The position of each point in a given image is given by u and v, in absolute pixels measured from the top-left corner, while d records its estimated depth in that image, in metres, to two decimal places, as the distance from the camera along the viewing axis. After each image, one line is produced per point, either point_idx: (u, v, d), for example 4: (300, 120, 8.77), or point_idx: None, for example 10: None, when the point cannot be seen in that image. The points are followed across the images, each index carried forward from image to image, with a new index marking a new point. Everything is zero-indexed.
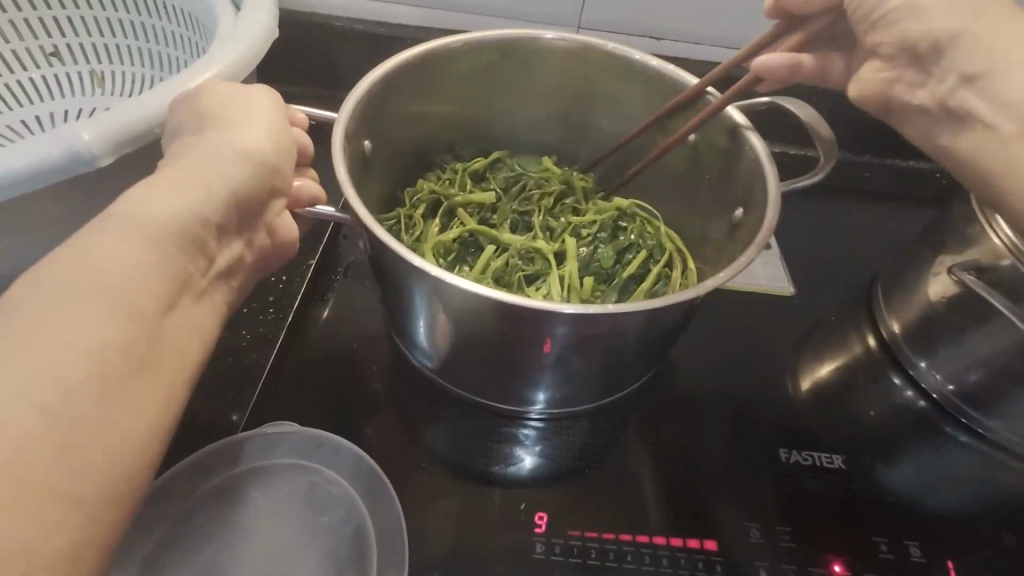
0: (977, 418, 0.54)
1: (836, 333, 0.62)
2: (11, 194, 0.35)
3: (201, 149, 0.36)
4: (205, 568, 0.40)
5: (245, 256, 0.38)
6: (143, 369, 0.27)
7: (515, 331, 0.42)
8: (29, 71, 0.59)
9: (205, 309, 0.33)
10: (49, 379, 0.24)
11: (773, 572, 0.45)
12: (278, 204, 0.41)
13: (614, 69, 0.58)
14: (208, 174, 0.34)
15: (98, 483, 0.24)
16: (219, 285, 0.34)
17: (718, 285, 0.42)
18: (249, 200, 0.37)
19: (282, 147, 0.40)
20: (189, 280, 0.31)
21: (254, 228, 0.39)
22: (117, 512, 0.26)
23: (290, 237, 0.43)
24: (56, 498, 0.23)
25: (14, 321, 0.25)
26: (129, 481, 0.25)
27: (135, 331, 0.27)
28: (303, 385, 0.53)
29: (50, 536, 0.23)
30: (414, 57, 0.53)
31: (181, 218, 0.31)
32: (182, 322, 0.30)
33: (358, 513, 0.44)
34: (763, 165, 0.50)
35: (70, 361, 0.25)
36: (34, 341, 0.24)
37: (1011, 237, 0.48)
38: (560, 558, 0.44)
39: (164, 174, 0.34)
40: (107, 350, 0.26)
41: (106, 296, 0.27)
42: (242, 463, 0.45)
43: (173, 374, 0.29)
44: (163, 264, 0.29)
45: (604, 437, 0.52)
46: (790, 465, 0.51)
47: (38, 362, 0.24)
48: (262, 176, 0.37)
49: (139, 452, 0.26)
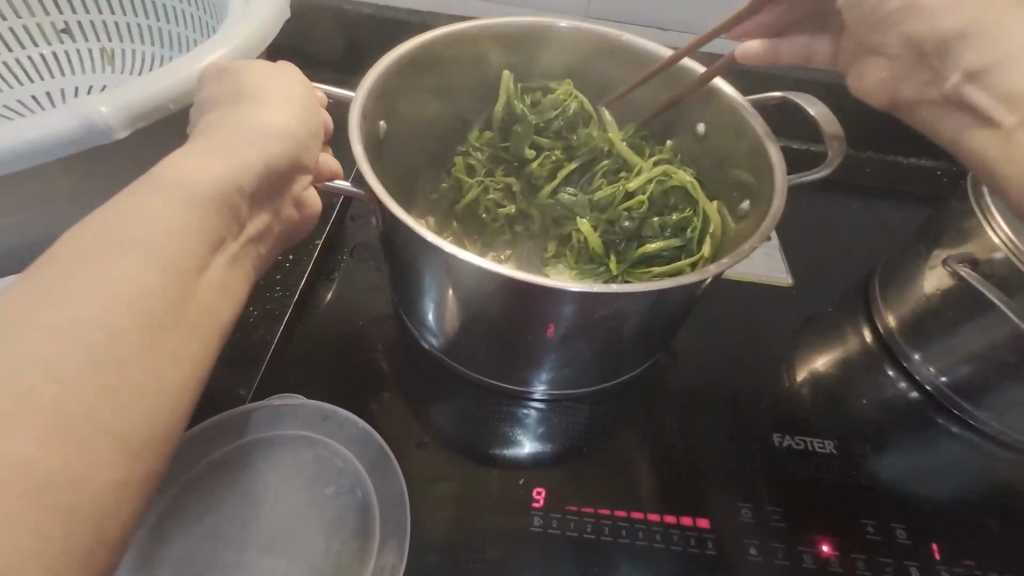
0: (969, 410, 0.55)
1: (832, 325, 0.63)
2: (29, 164, 0.36)
3: (236, 121, 0.37)
4: (217, 531, 0.42)
5: (271, 228, 0.40)
6: (172, 327, 0.28)
7: (522, 312, 0.44)
8: (40, 47, 0.59)
9: (236, 276, 0.34)
10: (81, 328, 0.25)
11: (763, 551, 0.46)
12: (306, 177, 0.42)
13: (623, 57, 0.59)
14: (236, 148, 0.35)
15: (120, 430, 0.25)
16: (242, 255, 0.35)
17: (719, 271, 0.42)
18: (275, 176, 0.38)
19: (307, 127, 0.41)
20: (218, 245, 0.32)
21: (280, 202, 0.40)
22: (147, 460, 0.26)
23: (313, 212, 0.45)
24: (87, 439, 0.24)
25: (53, 269, 0.26)
26: (147, 432, 0.26)
27: (162, 290, 0.28)
28: (308, 362, 0.54)
29: (80, 478, 0.24)
30: (431, 40, 0.54)
31: (213, 185, 0.32)
32: (211, 285, 0.31)
33: (362, 485, 0.45)
34: (771, 156, 0.50)
35: (99, 312, 0.26)
36: (67, 291, 0.26)
37: (1009, 234, 0.49)
38: (557, 532, 0.46)
39: (195, 147, 0.35)
40: (136, 305, 0.27)
41: (137, 254, 0.28)
42: (248, 434, 0.46)
43: (202, 333, 0.30)
44: (194, 227, 0.30)
45: (605, 419, 0.53)
46: (783, 450, 0.53)
47: (70, 310, 0.25)
48: (287, 150, 0.38)
49: (158, 405, 0.27)
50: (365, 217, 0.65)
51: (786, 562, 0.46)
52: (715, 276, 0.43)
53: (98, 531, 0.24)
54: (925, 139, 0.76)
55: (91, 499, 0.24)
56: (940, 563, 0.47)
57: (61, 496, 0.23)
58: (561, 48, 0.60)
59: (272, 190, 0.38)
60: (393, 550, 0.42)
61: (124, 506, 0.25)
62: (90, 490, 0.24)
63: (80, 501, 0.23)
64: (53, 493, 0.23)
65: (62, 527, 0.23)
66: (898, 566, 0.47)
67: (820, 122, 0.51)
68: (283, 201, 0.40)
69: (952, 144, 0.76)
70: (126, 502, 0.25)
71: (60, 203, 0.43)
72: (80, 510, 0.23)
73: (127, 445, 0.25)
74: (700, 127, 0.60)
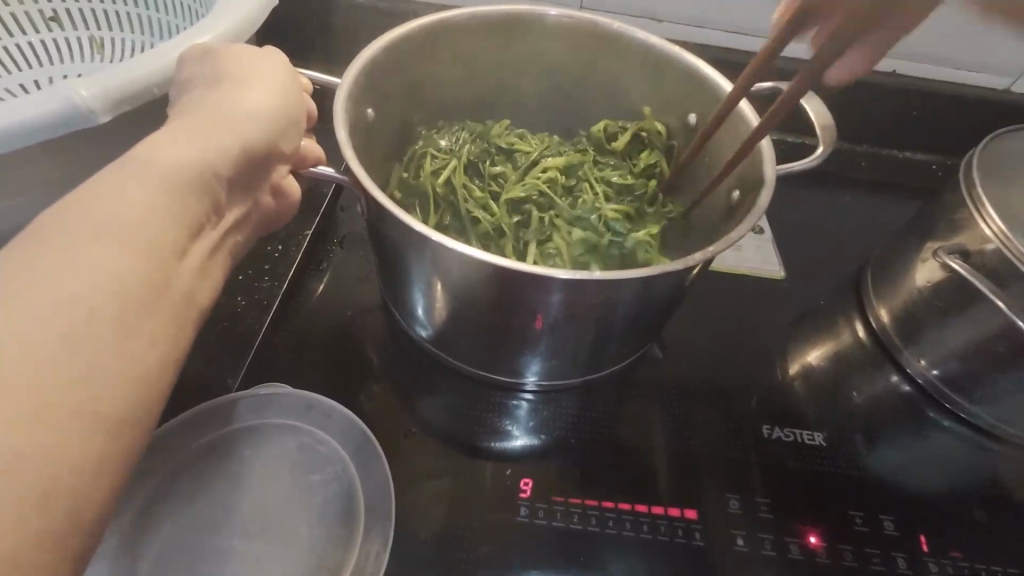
0: (960, 403, 0.55)
1: (824, 318, 0.62)
2: (6, 148, 0.36)
3: (208, 105, 0.37)
4: (199, 519, 0.41)
5: (249, 216, 0.39)
6: (152, 309, 0.27)
7: (509, 301, 0.43)
8: (28, 35, 0.58)
9: (212, 266, 0.33)
10: (56, 307, 0.24)
11: (750, 541, 0.46)
12: (284, 166, 0.42)
13: (615, 47, 0.58)
14: (217, 132, 0.35)
15: (98, 411, 0.25)
16: (220, 242, 0.34)
17: (707, 257, 0.42)
18: (253, 165, 0.37)
19: (289, 111, 0.40)
20: (197, 231, 0.32)
21: (259, 192, 0.40)
22: (127, 442, 0.26)
23: (291, 199, 0.44)
24: (62, 415, 0.24)
25: (24, 249, 0.26)
26: (124, 415, 0.26)
27: (141, 271, 0.27)
28: (296, 352, 0.53)
29: (55, 455, 0.23)
30: (420, 28, 0.54)
31: (194, 168, 0.32)
32: (191, 267, 0.31)
33: (347, 475, 0.45)
34: (762, 147, 0.49)
35: (77, 290, 0.25)
36: (38, 271, 0.25)
37: (1001, 226, 0.49)
38: (543, 522, 0.46)
39: (175, 128, 0.34)
40: (116, 283, 0.26)
41: (120, 230, 0.27)
42: (233, 423, 0.46)
43: (180, 317, 0.29)
44: (174, 211, 0.30)
45: (594, 410, 0.53)
46: (773, 442, 0.52)
47: (44, 289, 0.25)
48: (268, 137, 0.38)
49: (137, 387, 0.26)
50: (354, 208, 0.64)
51: (773, 552, 0.46)
52: (703, 264, 0.43)
53: (74, 512, 0.24)
54: (920, 134, 0.76)
55: (64, 480, 0.23)
56: (927, 555, 0.47)
57: (38, 473, 0.23)
58: (553, 37, 0.59)
59: (252, 175, 0.38)
60: (378, 538, 0.42)
61: (104, 488, 0.25)
62: (66, 468, 0.23)
63: (57, 479, 0.23)
64: (27, 469, 0.22)
65: (39, 506, 0.23)
66: (886, 557, 0.47)
67: (814, 116, 0.51)
68: (261, 191, 0.40)
69: (947, 138, 0.76)
70: (104, 484, 0.25)
71: (43, 189, 0.43)
72: (59, 488, 0.23)
73: (103, 426, 0.25)
74: (694, 118, 0.59)
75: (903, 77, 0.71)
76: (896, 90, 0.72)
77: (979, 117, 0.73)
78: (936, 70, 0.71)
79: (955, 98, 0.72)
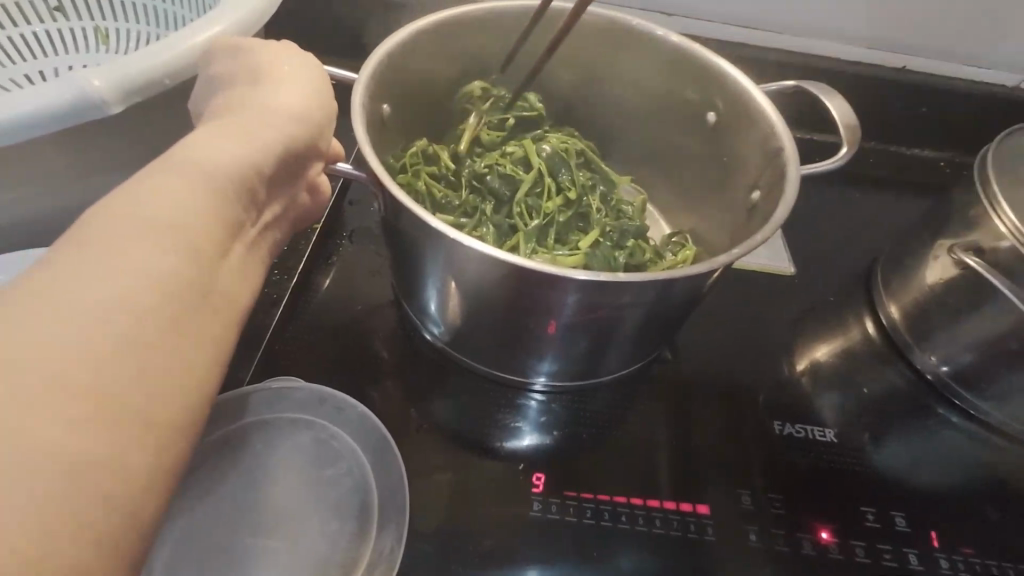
0: (969, 399, 0.55)
1: (833, 315, 0.62)
2: (19, 139, 0.35)
3: (247, 103, 0.36)
4: (226, 514, 0.41)
5: (286, 212, 0.39)
6: (197, 312, 0.27)
7: (527, 300, 0.43)
8: (34, 25, 0.58)
9: (252, 260, 0.33)
10: (108, 312, 0.24)
11: (762, 537, 0.46)
12: (321, 163, 0.42)
13: (631, 44, 0.58)
14: (257, 129, 0.35)
15: (151, 415, 0.25)
16: (258, 242, 0.35)
17: (729, 260, 0.42)
18: (293, 160, 0.37)
19: (323, 110, 0.40)
20: (237, 229, 0.32)
21: (296, 187, 0.40)
22: (177, 442, 0.26)
23: (323, 199, 0.44)
24: (109, 425, 0.23)
25: (69, 250, 0.26)
26: (173, 418, 0.26)
27: (185, 274, 0.27)
28: (306, 347, 0.53)
29: (106, 468, 0.23)
30: (434, 23, 0.53)
31: (229, 167, 0.31)
32: (231, 267, 0.31)
33: (362, 469, 0.45)
34: (784, 148, 0.48)
35: (127, 293, 0.25)
36: (87, 275, 0.25)
37: (1016, 223, 0.49)
38: (556, 517, 0.46)
39: (211, 127, 0.34)
40: (163, 286, 0.26)
41: (163, 231, 0.27)
42: (247, 417, 0.46)
43: (224, 316, 0.29)
44: (215, 210, 0.30)
45: (607, 409, 0.53)
46: (783, 438, 0.53)
47: (94, 293, 0.24)
48: (306, 136, 0.37)
49: (186, 388, 0.26)
50: (363, 201, 0.64)
51: (786, 548, 0.46)
52: (724, 267, 0.42)
53: (127, 522, 0.24)
54: (928, 130, 0.76)
55: (120, 484, 0.23)
56: (938, 551, 0.47)
57: (90, 480, 0.22)
58: (570, 32, 0.59)
59: (292, 170, 0.38)
60: (396, 532, 0.42)
61: (156, 490, 0.25)
62: (114, 479, 0.23)
63: (107, 489, 0.23)
64: (71, 483, 0.22)
65: (98, 512, 0.22)
66: (897, 552, 0.47)
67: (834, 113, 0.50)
68: (298, 187, 0.40)
69: (955, 134, 0.76)
70: (157, 486, 0.25)
71: (52, 181, 0.42)
72: (114, 491, 0.23)
73: (154, 428, 0.25)
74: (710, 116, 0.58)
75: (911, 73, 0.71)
76: (905, 86, 0.72)
77: (987, 114, 0.73)
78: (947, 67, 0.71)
79: (963, 96, 0.72)
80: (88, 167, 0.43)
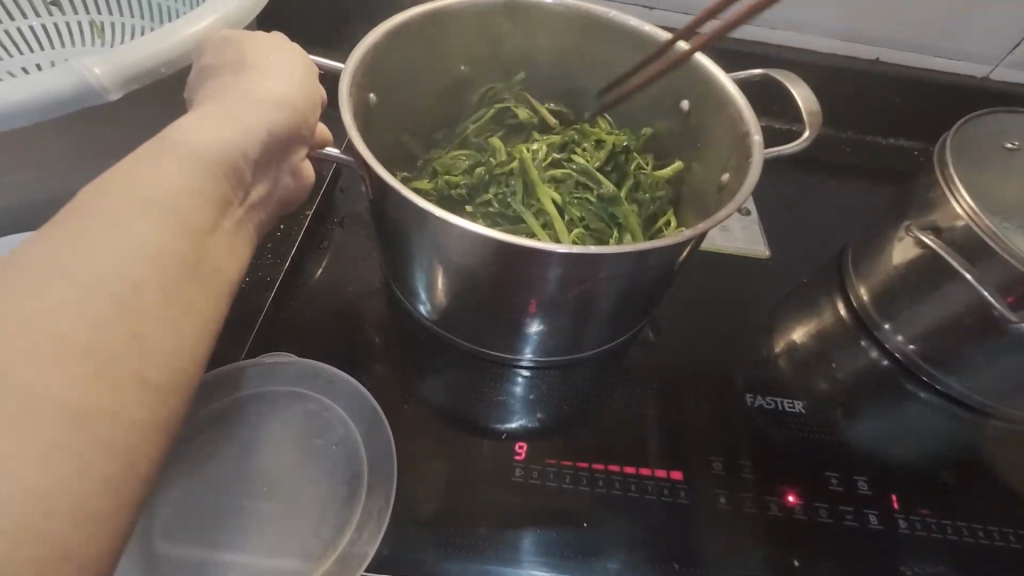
0: (936, 375, 0.58)
1: (809, 297, 0.65)
2: (23, 124, 0.37)
3: (236, 91, 0.39)
4: (218, 482, 0.44)
5: (270, 197, 0.41)
6: (188, 282, 0.29)
7: (510, 276, 0.45)
8: (30, 19, 0.59)
9: (239, 241, 0.35)
10: (104, 277, 0.26)
11: (732, 499, 0.49)
12: (303, 149, 0.43)
13: (611, 35, 0.60)
14: (245, 116, 0.37)
15: (146, 373, 0.27)
16: (244, 223, 0.36)
17: (698, 234, 0.44)
18: (278, 144, 0.39)
19: (304, 97, 0.41)
20: (225, 208, 0.34)
21: (277, 172, 0.41)
22: (169, 400, 0.28)
23: (307, 183, 0.45)
24: (106, 379, 0.25)
25: (71, 222, 0.27)
26: (166, 376, 0.28)
27: (175, 246, 0.29)
28: (300, 327, 0.55)
29: (105, 418, 0.25)
30: (418, 16, 0.55)
31: (217, 148, 0.34)
32: (219, 243, 0.33)
33: (352, 439, 0.47)
34: (751, 132, 0.51)
35: (121, 261, 0.27)
36: (87, 244, 0.27)
37: (972, 205, 0.51)
38: (537, 482, 0.48)
39: (202, 113, 0.36)
40: (155, 255, 0.28)
41: (156, 207, 0.29)
42: (243, 390, 0.48)
43: (214, 288, 0.31)
44: (204, 189, 0.32)
45: (587, 383, 0.55)
46: (756, 410, 0.55)
47: (94, 261, 0.26)
48: (289, 122, 0.39)
49: (178, 349, 0.28)
50: (355, 187, 0.67)
51: (755, 509, 0.49)
52: (695, 240, 0.45)
53: (127, 467, 0.26)
54: (898, 120, 0.79)
55: (118, 432, 0.25)
56: (897, 512, 0.50)
57: (88, 428, 0.24)
58: (546, 23, 0.61)
59: (273, 156, 0.39)
60: (382, 494, 0.45)
61: (149, 443, 0.27)
62: (113, 429, 0.25)
63: (105, 433, 0.25)
64: (75, 430, 0.24)
65: (96, 456, 0.24)
66: (858, 513, 0.50)
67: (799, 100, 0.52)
68: (280, 173, 0.42)
69: (925, 123, 0.79)
70: (150, 440, 0.27)
71: (49, 167, 0.44)
72: (112, 441, 0.25)
73: (149, 383, 0.27)
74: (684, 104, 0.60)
75: (882, 65, 0.75)
76: (875, 77, 0.75)
77: (954, 104, 0.76)
78: (911, 57, 0.74)
79: (931, 86, 0.75)
80: (85, 153, 0.45)
